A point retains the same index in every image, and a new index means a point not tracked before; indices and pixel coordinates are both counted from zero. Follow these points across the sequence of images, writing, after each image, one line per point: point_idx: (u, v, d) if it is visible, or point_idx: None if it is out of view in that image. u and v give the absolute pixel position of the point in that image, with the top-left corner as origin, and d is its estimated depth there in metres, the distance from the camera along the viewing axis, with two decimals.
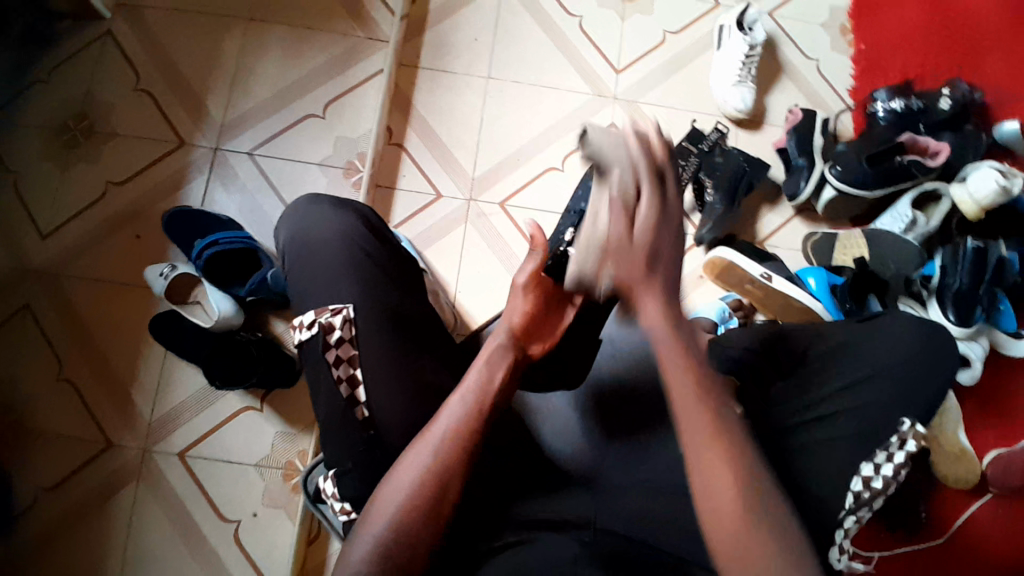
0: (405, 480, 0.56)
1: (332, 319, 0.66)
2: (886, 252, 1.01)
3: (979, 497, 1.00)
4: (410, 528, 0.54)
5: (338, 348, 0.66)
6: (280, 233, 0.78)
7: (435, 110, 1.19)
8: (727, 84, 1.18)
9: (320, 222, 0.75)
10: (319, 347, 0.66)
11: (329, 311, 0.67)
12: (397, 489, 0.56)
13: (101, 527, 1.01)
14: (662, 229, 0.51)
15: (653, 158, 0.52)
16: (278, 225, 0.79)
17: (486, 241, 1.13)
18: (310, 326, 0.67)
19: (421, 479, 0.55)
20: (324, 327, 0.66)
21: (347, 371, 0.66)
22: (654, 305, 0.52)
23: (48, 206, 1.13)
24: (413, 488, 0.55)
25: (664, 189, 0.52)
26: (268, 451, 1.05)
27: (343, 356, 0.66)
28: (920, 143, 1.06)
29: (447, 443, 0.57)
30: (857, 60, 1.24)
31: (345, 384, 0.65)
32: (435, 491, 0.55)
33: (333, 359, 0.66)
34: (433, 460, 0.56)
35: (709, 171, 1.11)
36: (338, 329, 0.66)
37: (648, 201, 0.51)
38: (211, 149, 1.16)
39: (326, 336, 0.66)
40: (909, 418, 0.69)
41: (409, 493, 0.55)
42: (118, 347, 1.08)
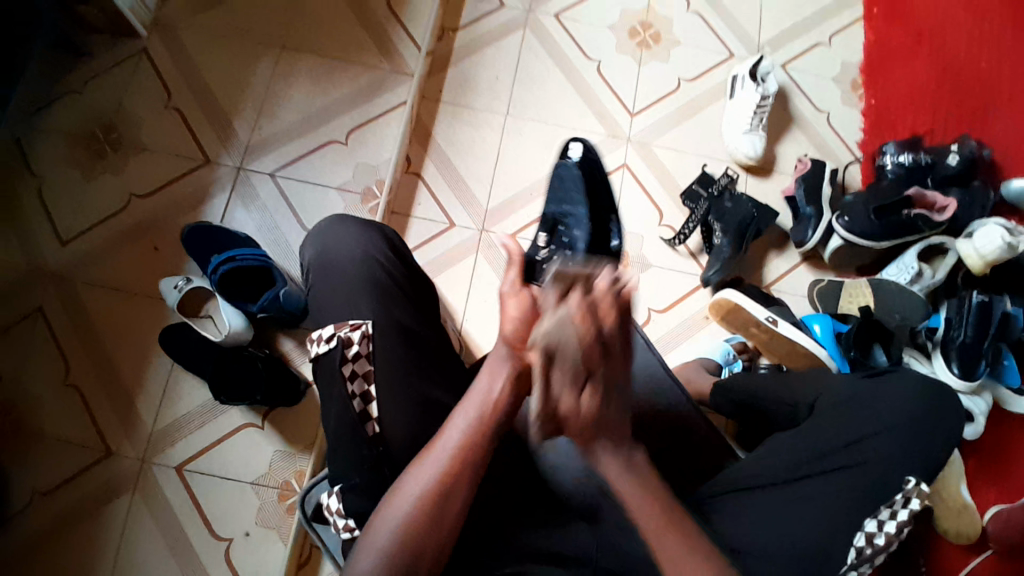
0: (410, 491, 0.57)
1: (351, 334, 0.68)
2: (892, 303, 1.01)
3: (979, 553, 0.98)
4: (414, 539, 0.56)
5: (354, 363, 0.67)
6: (305, 249, 0.80)
7: (454, 143, 1.22)
8: (738, 132, 1.21)
9: (344, 239, 0.77)
10: (337, 361, 0.67)
11: (348, 326, 0.68)
12: (402, 500, 0.57)
13: (92, 537, 1.00)
14: (611, 408, 0.55)
15: (602, 349, 0.52)
16: (304, 241, 0.82)
17: (495, 271, 1.15)
18: (329, 340, 0.68)
19: (425, 493, 0.57)
20: (344, 341, 0.67)
21: (361, 386, 0.67)
22: (616, 467, 0.58)
23: (70, 214, 1.16)
24: (418, 499, 0.57)
25: (611, 367, 0.53)
26: (265, 470, 1.04)
27: (359, 371, 0.67)
28: (926, 198, 1.07)
29: (452, 457, 0.59)
30: (867, 115, 1.27)
31: (359, 399, 0.66)
32: (439, 504, 0.57)
33: (349, 373, 0.67)
34: (438, 472, 0.58)
35: (718, 214, 1.13)
36: (356, 344, 0.68)
37: (593, 390, 0.53)
38: (234, 167, 1.19)
39: (344, 349, 0.67)
40: (914, 476, 0.69)
41: (414, 504, 0.56)
42: (126, 356, 1.09)
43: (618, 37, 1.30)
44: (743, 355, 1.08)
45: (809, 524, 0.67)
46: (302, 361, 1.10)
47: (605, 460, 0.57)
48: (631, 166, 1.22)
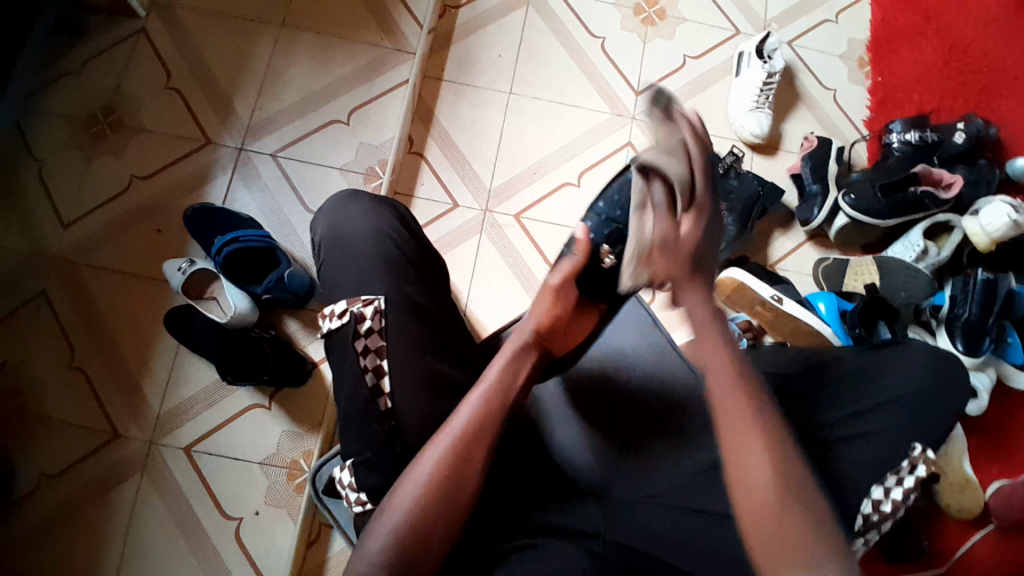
0: (421, 474, 0.57)
1: (363, 309, 0.68)
2: (897, 280, 1.03)
3: (981, 528, 0.99)
4: (423, 522, 0.55)
5: (367, 338, 0.67)
6: (315, 227, 0.80)
7: (457, 123, 1.21)
8: (744, 109, 1.20)
9: (354, 217, 0.77)
10: (350, 336, 0.67)
11: (360, 302, 0.68)
12: (414, 481, 0.57)
13: (102, 517, 1.01)
14: (701, 235, 0.63)
15: (694, 165, 0.63)
16: (314, 219, 0.82)
17: (499, 252, 1.15)
18: (342, 315, 0.68)
19: (437, 474, 0.57)
20: (356, 317, 0.67)
21: (373, 361, 0.67)
22: (695, 299, 0.62)
23: (72, 195, 1.16)
24: (429, 482, 0.57)
25: (698, 194, 0.63)
26: (273, 450, 1.05)
27: (371, 346, 0.68)
28: (933, 174, 1.07)
29: (464, 439, 0.58)
30: (873, 92, 1.26)
31: (371, 373, 0.67)
32: (450, 487, 0.56)
33: (361, 348, 0.67)
34: (446, 456, 0.57)
35: (724, 193, 1.11)
36: (368, 320, 0.68)
37: (685, 217, 0.63)
38: (235, 148, 1.18)
39: (357, 325, 0.67)
40: (921, 443, 0.69)
41: (425, 488, 0.56)
42: (132, 338, 1.09)
43: (623, 14, 1.28)
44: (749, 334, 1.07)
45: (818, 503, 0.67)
46: (309, 343, 1.10)
47: (687, 290, 0.62)
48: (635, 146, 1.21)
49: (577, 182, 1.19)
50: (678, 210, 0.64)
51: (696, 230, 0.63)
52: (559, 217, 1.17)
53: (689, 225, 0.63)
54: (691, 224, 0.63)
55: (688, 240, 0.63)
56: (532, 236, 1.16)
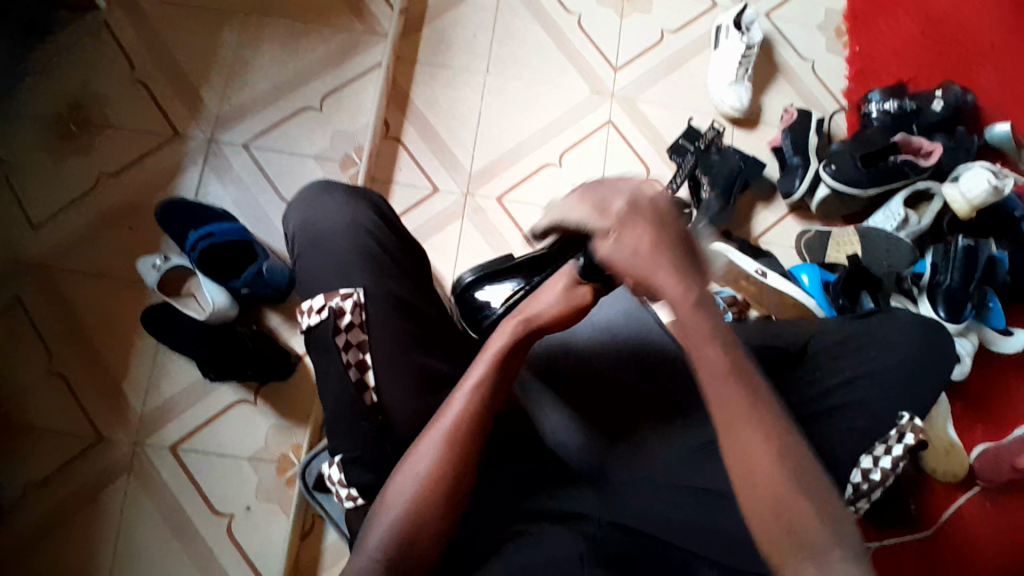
0: (415, 472, 0.56)
1: (343, 303, 0.66)
2: (880, 251, 1.03)
3: (968, 490, 1.01)
4: (420, 519, 0.55)
5: (348, 333, 0.66)
6: (288, 221, 0.78)
7: (434, 106, 1.19)
8: (724, 83, 1.19)
9: (328, 209, 0.75)
10: (330, 331, 0.65)
11: (339, 296, 0.67)
12: (409, 480, 0.56)
13: (90, 524, 1.00)
14: (642, 222, 0.55)
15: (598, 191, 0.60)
16: (286, 211, 0.79)
17: (483, 236, 1.13)
18: (321, 311, 0.66)
19: (432, 471, 0.56)
20: (335, 311, 0.66)
21: (356, 355, 0.66)
22: (668, 280, 0.54)
23: (40, 197, 1.12)
24: (424, 479, 0.56)
25: (614, 195, 0.59)
26: (262, 445, 1.04)
27: (353, 341, 0.66)
28: (912, 144, 1.08)
29: (457, 435, 0.57)
30: (852, 61, 1.25)
31: (355, 369, 0.65)
32: (446, 483, 0.56)
33: (343, 344, 0.65)
34: (440, 454, 0.57)
35: (705, 168, 1.11)
36: (348, 313, 0.66)
37: (617, 205, 0.57)
38: (205, 140, 1.15)
39: (337, 320, 0.66)
40: (908, 412, 0.70)
41: (421, 484, 0.56)
42: (110, 340, 1.07)
43: None
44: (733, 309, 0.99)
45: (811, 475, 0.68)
46: (292, 336, 1.08)
47: (660, 278, 0.54)
48: (616, 124, 1.19)
49: (559, 163, 1.17)
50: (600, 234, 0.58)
51: (632, 219, 0.56)
52: (541, 199, 1.16)
53: (619, 230, 0.56)
54: (625, 221, 0.56)
55: (630, 239, 0.55)
56: (516, 219, 1.15)
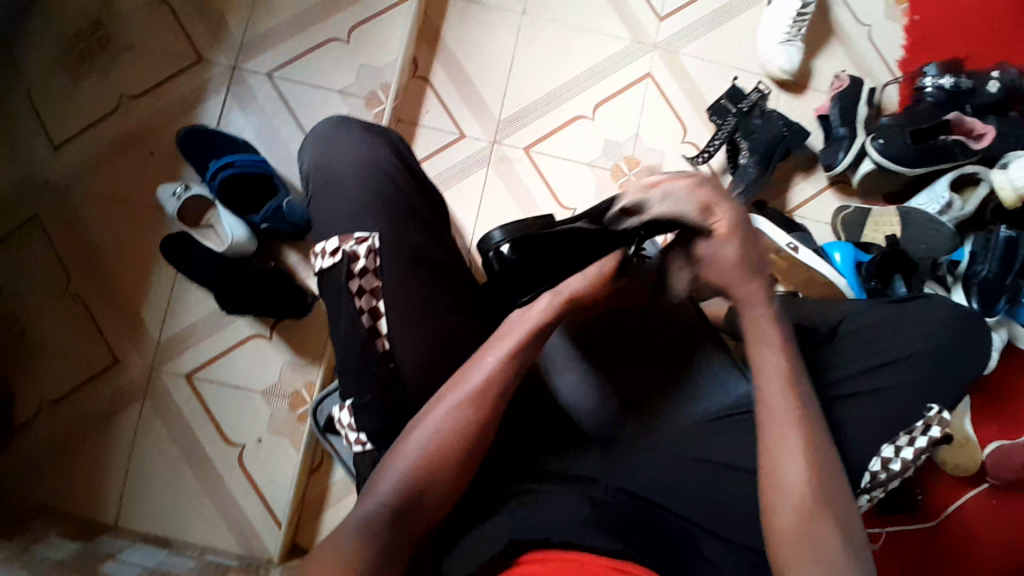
0: (433, 424, 0.56)
1: (357, 247, 0.65)
2: (919, 234, 0.99)
3: (975, 486, 0.99)
4: (432, 469, 0.55)
5: (361, 278, 0.65)
6: (304, 155, 0.76)
7: (466, 47, 1.13)
8: (773, 42, 1.12)
9: (349, 146, 0.72)
10: (343, 275, 0.64)
11: (353, 239, 0.66)
12: (426, 430, 0.56)
13: (105, 443, 1.03)
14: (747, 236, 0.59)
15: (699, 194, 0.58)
16: (302, 146, 0.77)
17: (506, 189, 1.10)
18: (334, 254, 0.65)
19: (450, 424, 0.56)
20: (349, 255, 0.65)
21: (370, 302, 0.65)
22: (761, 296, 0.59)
23: (61, 116, 1.10)
24: (442, 431, 0.56)
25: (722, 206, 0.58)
26: (275, 380, 1.05)
27: (366, 287, 0.65)
28: (965, 124, 1.01)
29: (478, 392, 0.57)
30: (908, 33, 1.15)
31: (367, 315, 0.64)
32: (462, 438, 0.56)
33: (356, 289, 0.64)
34: (460, 408, 0.57)
35: (746, 133, 1.07)
36: (362, 258, 0.65)
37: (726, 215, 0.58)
38: (228, 68, 1.11)
39: (350, 264, 0.65)
40: (936, 405, 0.68)
41: (437, 436, 0.56)
42: (128, 266, 1.07)
43: None
44: None
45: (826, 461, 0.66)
46: (308, 276, 1.06)
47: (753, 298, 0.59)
48: (655, 78, 1.13)
49: (591, 116, 1.12)
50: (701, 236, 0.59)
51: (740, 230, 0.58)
52: (570, 153, 1.11)
53: (724, 236, 0.58)
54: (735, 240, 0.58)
55: (727, 250, 0.59)
56: (543, 173, 1.11)
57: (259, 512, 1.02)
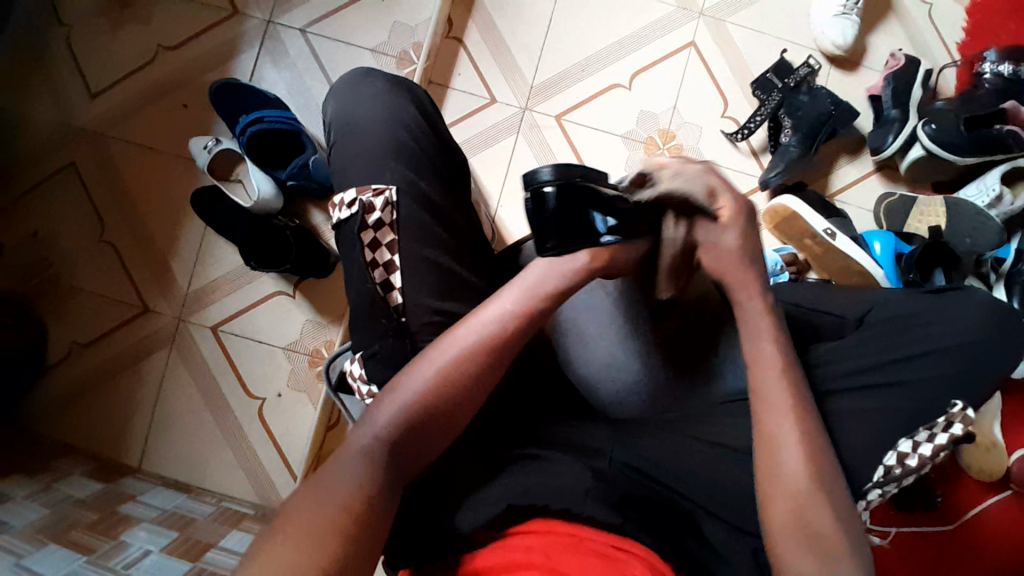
0: (441, 358, 0.55)
1: (373, 199, 0.65)
2: (964, 227, 0.94)
3: (998, 493, 0.94)
4: (435, 404, 0.53)
5: (376, 231, 0.64)
6: (329, 107, 0.75)
7: (502, 8, 1.10)
8: (828, 14, 1.05)
9: (372, 104, 0.71)
10: (356, 227, 0.64)
11: (370, 191, 0.65)
12: (435, 362, 0.54)
13: (132, 387, 1.06)
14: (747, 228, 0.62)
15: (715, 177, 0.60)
16: (325, 99, 0.77)
17: (535, 157, 1.08)
18: (351, 205, 0.65)
19: (458, 360, 0.54)
20: (365, 207, 0.64)
21: (383, 257, 0.64)
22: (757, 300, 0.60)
23: (98, 65, 1.11)
24: (447, 365, 0.54)
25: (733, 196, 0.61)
26: (296, 337, 1.06)
27: (380, 239, 0.64)
28: (1022, 115, 0.95)
29: (489, 334, 0.56)
30: (974, 11, 1.07)
31: (380, 269, 0.64)
32: (466, 379, 0.54)
33: (369, 241, 0.64)
34: (470, 346, 0.55)
35: (791, 109, 1.01)
36: (378, 211, 0.65)
37: (730, 203, 0.60)
38: (263, 22, 1.10)
39: (365, 216, 0.64)
40: (961, 401, 0.65)
41: (442, 372, 0.54)
42: (159, 216, 1.09)
43: None
44: (792, 268, 0.98)
45: (853, 448, 0.63)
46: (329, 234, 1.07)
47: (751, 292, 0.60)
48: (698, 47, 1.08)
49: (628, 86, 1.08)
50: (708, 220, 0.60)
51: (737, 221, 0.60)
52: (602, 123, 1.08)
53: (728, 218, 0.60)
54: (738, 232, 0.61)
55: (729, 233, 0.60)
56: (572, 142, 1.08)
57: (274, 463, 1.04)
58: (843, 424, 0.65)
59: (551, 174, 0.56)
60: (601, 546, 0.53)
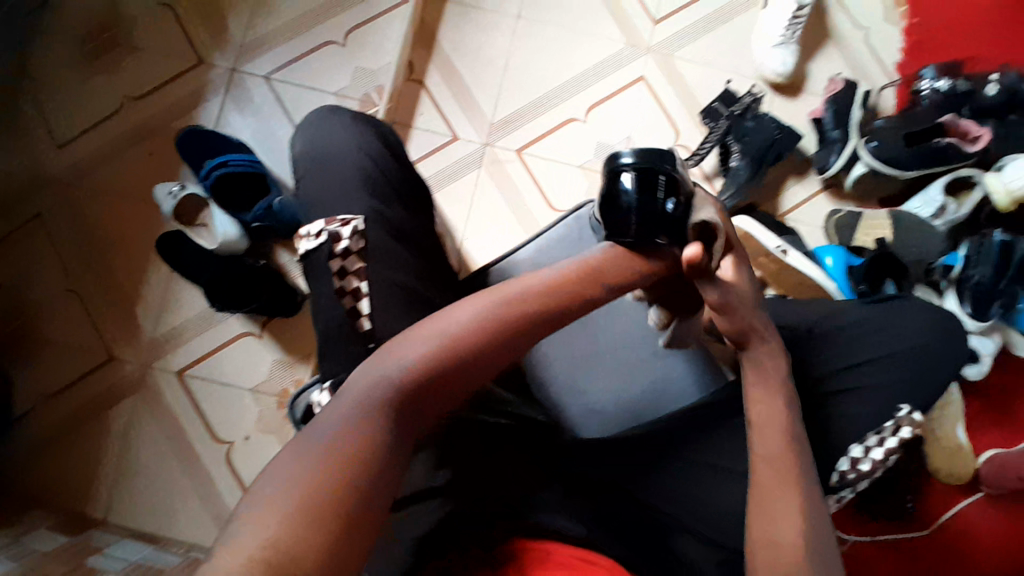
0: (460, 318, 0.50)
1: (341, 229, 0.66)
2: (910, 239, 0.98)
3: (970, 495, 0.97)
4: (446, 366, 0.48)
5: (343, 259, 0.66)
6: (296, 141, 0.78)
7: (461, 50, 1.15)
8: (768, 45, 1.11)
9: (343, 139, 0.75)
10: (325, 256, 0.66)
11: (338, 221, 0.67)
12: (452, 320, 0.50)
13: (99, 435, 1.04)
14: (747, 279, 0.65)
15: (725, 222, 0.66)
16: (293, 135, 0.79)
17: (498, 190, 1.11)
18: (319, 235, 0.66)
19: (478, 321, 0.50)
20: (333, 236, 0.66)
21: (351, 284, 0.65)
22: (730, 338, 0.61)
23: (64, 116, 1.12)
24: (467, 324, 0.50)
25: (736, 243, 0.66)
26: (264, 377, 1.05)
27: (348, 268, 0.66)
28: (960, 126, 1.01)
29: (515, 302, 0.52)
30: (908, 35, 1.14)
31: (348, 297, 0.65)
32: (483, 345, 0.49)
33: (337, 270, 0.66)
34: (492, 311, 0.51)
35: (738, 135, 1.06)
36: (346, 240, 0.66)
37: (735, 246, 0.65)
38: (228, 69, 1.13)
39: (333, 245, 0.66)
40: (909, 405, 0.68)
41: (458, 331, 0.49)
42: (125, 263, 1.08)
43: None
44: None
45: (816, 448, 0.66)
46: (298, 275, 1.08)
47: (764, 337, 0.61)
48: (649, 81, 1.14)
49: (584, 119, 1.13)
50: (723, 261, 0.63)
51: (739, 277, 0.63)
52: (561, 154, 1.12)
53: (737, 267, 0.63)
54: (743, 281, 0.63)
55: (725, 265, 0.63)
56: (533, 173, 1.11)
57: None
58: (812, 423, 0.67)
59: (632, 159, 0.60)
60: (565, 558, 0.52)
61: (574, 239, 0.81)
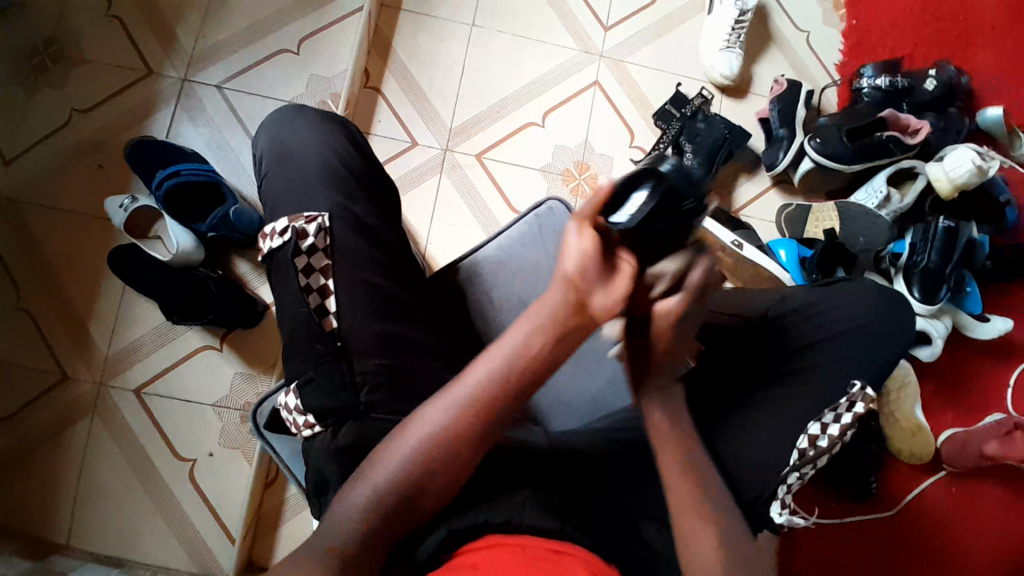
0: (418, 431, 0.52)
1: (306, 226, 0.66)
2: (857, 226, 1.02)
3: (934, 474, 1.00)
4: (415, 483, 0.51)
5: (310, 256, 0.66)
6: (259, 137, 0.77)
7: (417, 57, 1.15)
8: (714, 49, 1.15)
9: (298, 135, 0.74)
10: (290, 253, 0.65)
11: (303, 219, 0.67)
12: (414, 435, 0.52)
13: (54, 458, 1.00)
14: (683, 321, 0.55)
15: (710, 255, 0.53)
16: (256, 133, 0.78)
17: (459, 195, 1.12)
18: (283, 233, 0.66)
19: (436, 437, 0.52)
20: (298, 233, 0.66)
21: (318, 281, 0.66)
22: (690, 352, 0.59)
23: (11, 131, 1.09)
24: (424, 442, 0.52)
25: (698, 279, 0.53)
26: (226, 392, 1.03)
27: (314, 265, 0.66)
28: (900, 120, 1.04)
29: (466, 409, 0.52)
30: (847, 36, 1.20)
31: (315, 294, 0.65)
32: (439, 458, 0.52)
33: (303, 266, 0.65)
34: (445, 424, 0.52)
35: (690, 136, 1.10)
36: (311, 236, 0.66)
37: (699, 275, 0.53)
38: (179, 80, 1.11)
39: (298, 242, 0.66)
40: (860, 381, 0.69)
41: (416, 451, 0.52)
42: (77, 280, 1.05)
43: None
44: None
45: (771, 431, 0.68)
46: (259, 285, 1.06)
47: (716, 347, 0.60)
48: (602, 85, 1.17)
49: (542, 123, 1.15)
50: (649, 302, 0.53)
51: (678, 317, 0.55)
52: (521, 159, 1.13)
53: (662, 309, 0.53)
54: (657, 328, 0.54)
55: (694, 270, 0.53)
56: (495, 179, 1.12)
57: (211, 529, 0.99)
58: (768, 402, 0.69)
59: None
60: (539, 550, 0.51)
61: (533, 236, 0.82)
